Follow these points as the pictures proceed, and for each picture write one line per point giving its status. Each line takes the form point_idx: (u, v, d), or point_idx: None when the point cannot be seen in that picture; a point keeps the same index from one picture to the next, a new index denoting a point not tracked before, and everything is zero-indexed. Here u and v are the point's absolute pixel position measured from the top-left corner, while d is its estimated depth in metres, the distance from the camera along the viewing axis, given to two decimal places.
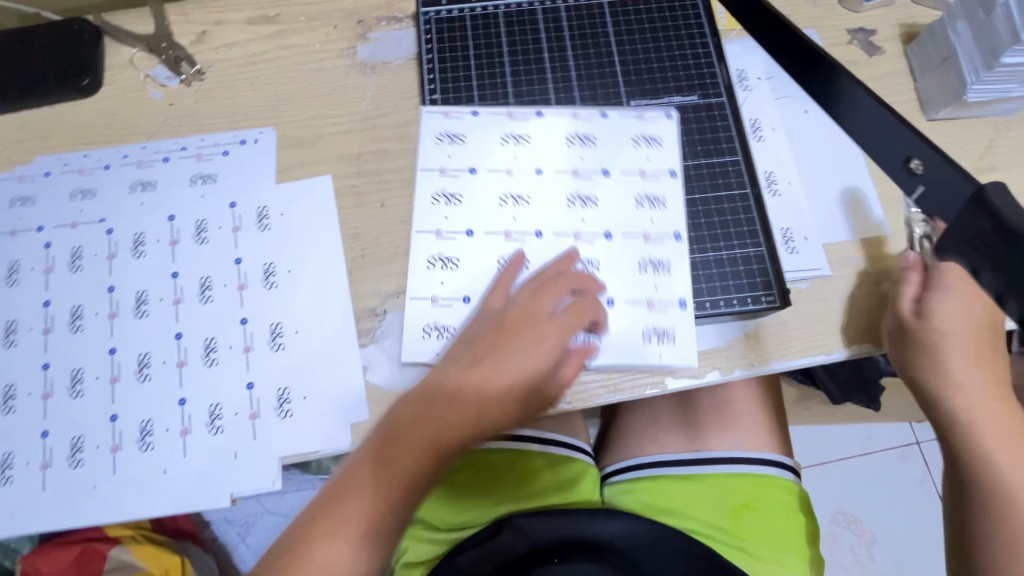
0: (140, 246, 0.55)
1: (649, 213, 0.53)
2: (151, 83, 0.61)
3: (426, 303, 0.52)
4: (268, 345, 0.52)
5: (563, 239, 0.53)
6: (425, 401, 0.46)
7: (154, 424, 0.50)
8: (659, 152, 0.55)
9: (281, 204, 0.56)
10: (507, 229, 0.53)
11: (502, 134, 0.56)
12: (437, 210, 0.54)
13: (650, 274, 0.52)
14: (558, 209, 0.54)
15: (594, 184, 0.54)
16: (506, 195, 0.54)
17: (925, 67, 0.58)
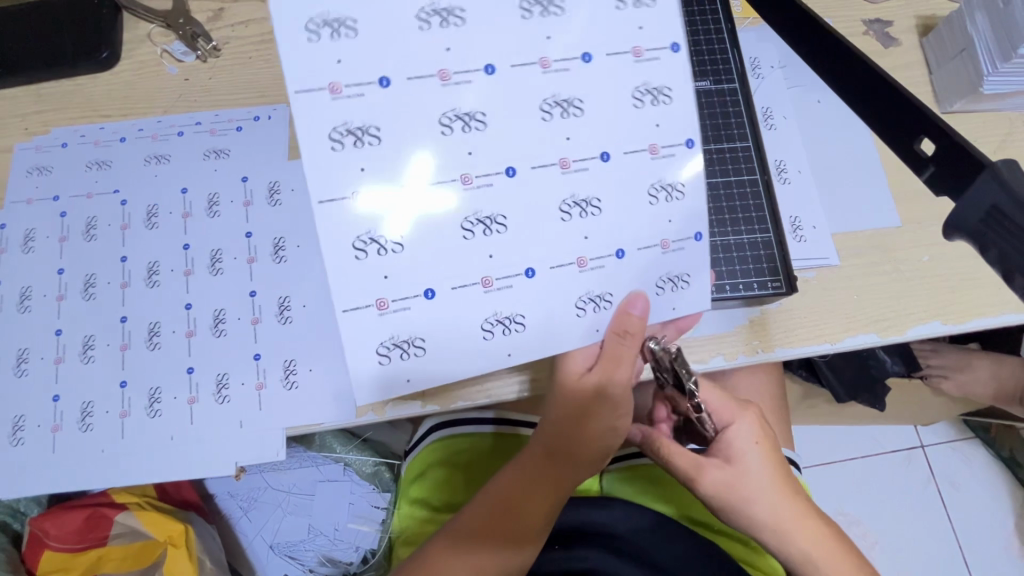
0: (153, 217, 0.56)
1: (652, 114, 0.41)
2: (168, 57, 0.61)
3: (372, 311, 0.39)
4: (276, 317, 0.53)
5: (547, 171, 0.41)
6: (526, 497, 0.50)
7: (162, 391, 0.51)
8: (652, 19, 0.41)
9: (292, 180, 0.57)
10: (462, 171, 0.40)
11: (417, 10, 0.38)
12: (343, 157, 0.38)
13: (663, 202, 0.42)
14: (525, 117, 0.40)
15: (575, 81, 0.41)
16: (447, 116, 0.39)
17: (941, 58, 0.57)
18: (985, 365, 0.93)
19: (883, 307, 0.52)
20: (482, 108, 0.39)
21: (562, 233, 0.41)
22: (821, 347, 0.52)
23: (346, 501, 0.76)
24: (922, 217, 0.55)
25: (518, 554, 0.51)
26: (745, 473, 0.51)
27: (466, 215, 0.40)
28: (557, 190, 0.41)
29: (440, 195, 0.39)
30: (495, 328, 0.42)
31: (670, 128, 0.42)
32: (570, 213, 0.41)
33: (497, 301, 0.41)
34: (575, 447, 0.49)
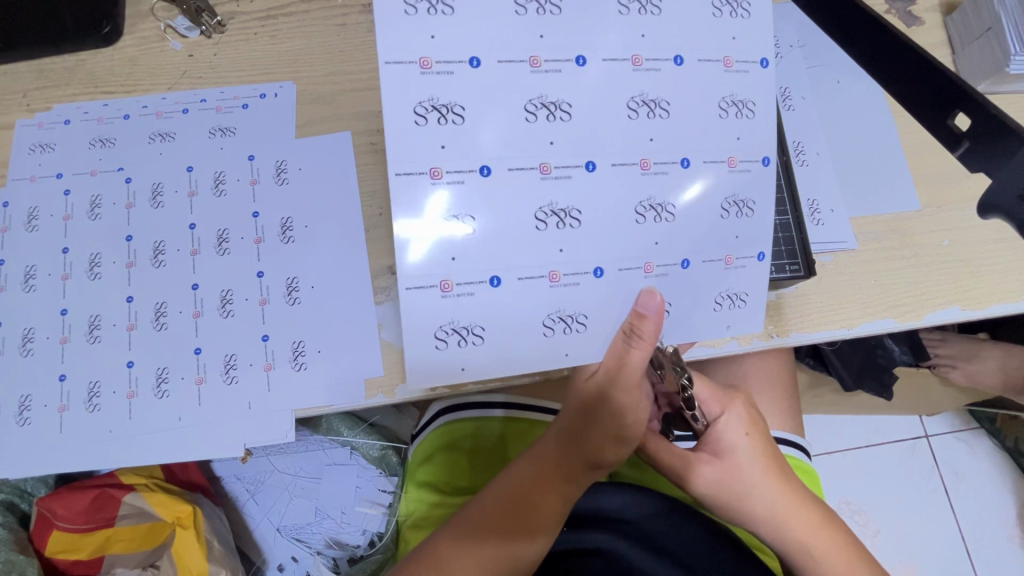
0: (158, 196, 0.55)
1: (736, 126, 0.42)
2: (171, 33, 0.60)
3: (435, 293, 0.39)
4: (284, 298, 0.52)
5: (627, 169, 0.41)
6: (535, 491, 0.49)
7: (169, 372, 0.50)
8: (745, 31, 0.42)
9: (300, 158, 0.56)
10: (541, 163, 0.40)
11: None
12: (428, 134, 0.38)
13: (732, 218, 0.43)
14: (613, 123, 0.40)
15: (665, 83, 0.41)
16: (532, 104, 0.39)
17: (966, 38, 0.56)
18: (995, 355, 0.92)
19: (897, 294, 0.51)
20: (569, 98, 0.40)
21: (637, 236, 0.42)
22: (838, 332, 0.51)
23: (352, 485, 0.76)
24: (941, 200, 0.53)
25: (527, 551, 0.49)
26: (734, 469, 0.51)
27: (542, 208, 0.40)
28: (636, 191, 0.41)
29: (518, 183, 0.39)
30: (554, 325, 0.42)
31: (748, 144, 0.43)
32: (644, 216, 0.42)
33: (561, 300, 0.41)
34: (593, 447, 0.48)
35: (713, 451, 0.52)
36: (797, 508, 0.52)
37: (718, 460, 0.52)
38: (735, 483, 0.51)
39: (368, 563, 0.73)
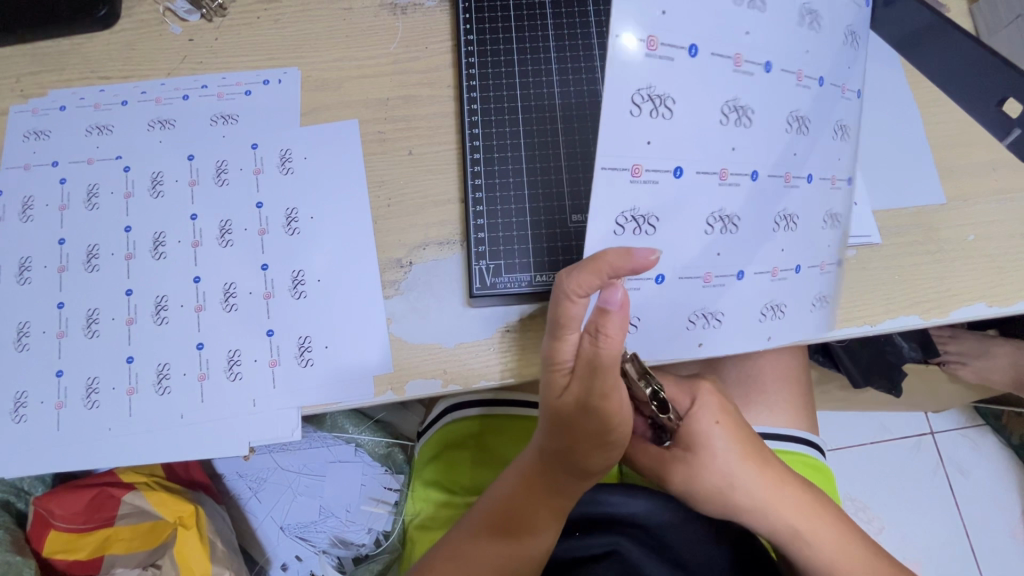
0: (158, 185, 0.53)
1: (796, 143, 0.41)
2: (171, 16, 0.58)
3: None
4: (290, 293, 0.50)
5: (776, 181, 0.41)
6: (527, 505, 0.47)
7: (170, 367, 0.48)
8: (817, 44, 0.40)
9: (305, 147, 0.54)
10: (723, 165, 0.39)
11: None
12: (639, 126, 0.36)
13: (828, 231, 0.45)
14: (706, 139, 0.38)
15: (756, 91, 0.38)
16: (728, 107, 0.38)
17: (993, 25, 0.54)
18: (1007, 351, 0.91)
19: (921, 291, 0.50)
20: (755, 105, 0.38)
21: (767, 241, 0.43)
22: (862, 329, 0.49)
23: (356, 482, 0.75)
24: (968, 193, 0.52)
25: (524, 561, 0.47)
26: (708, 471, 0.50)
27: (713, 213, 0.40)
28: (779, 201, 0.42)
29: (701, 186, 0.39)
30: (699, 320, 0.45)
31: (803, 160, 0.42)
32: (777, 225, 0.43)
33: (707, 298, 0.44)
34: (573, 457, 0.43)
35: (685, 450, 0.50)
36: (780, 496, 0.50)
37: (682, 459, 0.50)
38: (718, 479, 0.50)
39: (374, 563, 0.73)
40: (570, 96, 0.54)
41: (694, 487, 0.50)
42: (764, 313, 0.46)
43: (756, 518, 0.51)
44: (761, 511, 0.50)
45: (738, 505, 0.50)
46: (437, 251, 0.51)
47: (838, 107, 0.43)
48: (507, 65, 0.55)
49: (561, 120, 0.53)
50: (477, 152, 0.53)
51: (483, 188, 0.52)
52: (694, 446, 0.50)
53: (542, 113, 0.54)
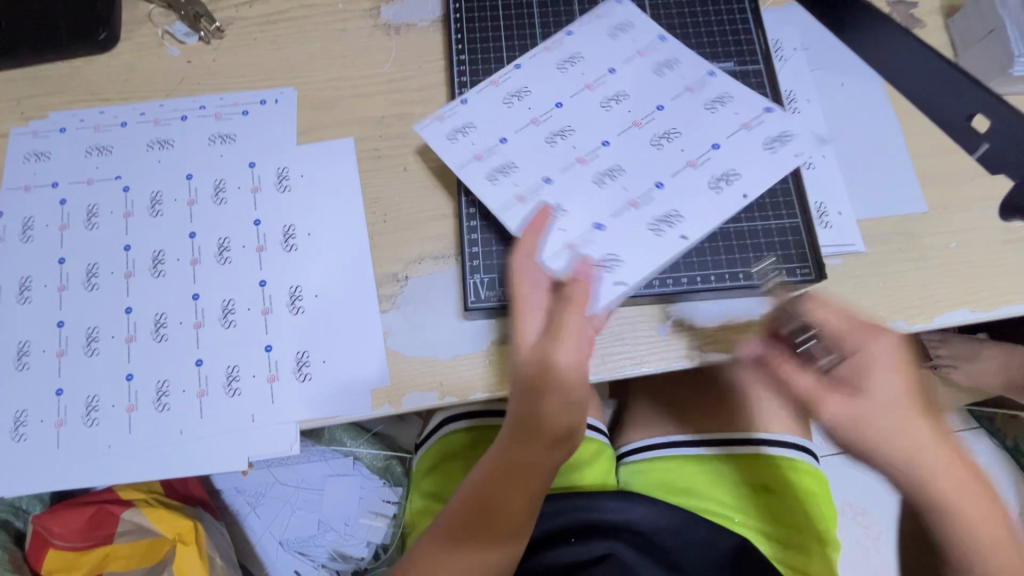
0: (157, 205, 0.54)
1: (734, 188, 0.50)
2: (169, 39, 0.60)
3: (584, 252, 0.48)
4: (287, 308, 0.51)
5: (713, 178, 0.50)
6: (499, 495, 0.46)
7: (170, 384, 0.49)
8: (756, 133, 0.52)
9: (301, 164, 0.55)
10: (672, 159, 0.51)
11: (654, 66, 0.55)
12: (590, 149, 0.52)
13: (733, 190, 0.50)
14: (641, 151, 0.52)
15: (682, 121, 0.52)
16: (657, 138, 0.52)
17: (967, 39, 0.56)
18: (998, 354, 0.92)
19: (907, 297, 0.51)
20: (680, 129, 0.52)
21: (713, 202, 0.50)
22: None
23: (355, 496, 0.75)
24: (950, 201, 0.53)
25: (500, 554, 0.46)
26: (876, 419, 0.42)
27: (657, 212, 0.49)
28: (673, 170, 0.51)
29: (644, 173, 0.51)
30: (609, 259, 0.48)
31: (749, 155, 0.51)
32: (719, 187, 0.50)
33: (670, 243, 0.49)
34: (543, 430, 0.44)
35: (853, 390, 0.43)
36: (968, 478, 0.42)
37: (855, 411, 0.42)
38: (895, 436, 0.42)
39: None
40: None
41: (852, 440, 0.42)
42: (671, 282, 0.50)
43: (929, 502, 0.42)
44: (918, 486, 0.42)
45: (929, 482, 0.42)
46: (433, 265, 0.52)
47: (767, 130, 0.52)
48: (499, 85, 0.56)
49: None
50: None
51: (477, 203, 0.53)
52: (866, 392, 0.43)
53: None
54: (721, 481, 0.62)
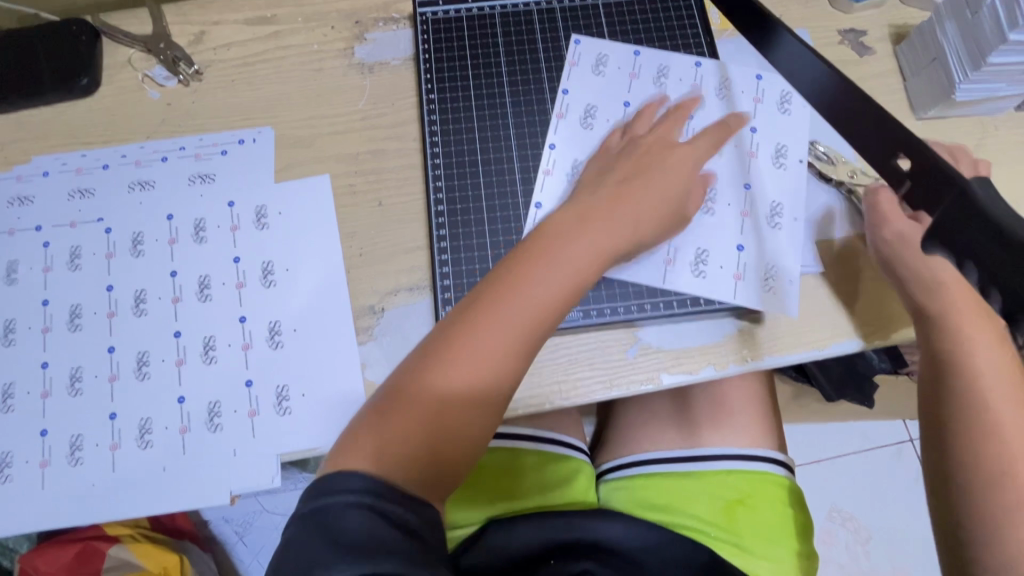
0: (139, 244, 0.55)
1: (791, 161, 0.57)
2: (149, 82, 0.61)
3: (676, 269, 0.54)
4: (267, 343, 0.52)
5: (767, 167, 0.56)
6: (485, 325, 0.45)
7: (152, 422, 0.50)
8: (764, 109, 0.58)
9: (279, 202, 0.57)
10: (738, 171, 0.56)
11: (652, 79, 0.60)
12: None
13: (787, 161, 0.57)
14: (707, 168, 0.56)
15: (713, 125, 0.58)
16: (712, 148, 0.57)
17: (914, 66, 0.59)
18: None
19: (864, 315, 0.53)
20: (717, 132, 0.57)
21: (790, 177, 0.56)
22: (812, 354, 0.52)
23: None
24: None
25: (467, 373, 0.44)
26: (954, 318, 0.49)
27: (737, 200, 0.55)
28: (746, 171, 0.56)
29: (719, 183, 0.56)
30: (700, 271, 0.53)
31: (771, 142, 0.57)
32: (780, 164, 0.57)
33: (774, 261, 0.53)
34: (536, 263, 0.47)
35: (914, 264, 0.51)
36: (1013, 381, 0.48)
37: (911, 268, 0.51)
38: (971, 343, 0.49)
39: None
40: (527, 147, 0.58)
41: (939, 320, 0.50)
42: (673, 304, 0.53)
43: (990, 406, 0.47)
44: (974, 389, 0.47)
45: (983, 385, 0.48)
46: (408, 296, 0.54)
47: (776, 120, 0.58)
48: (467, 121, 0.59)
49: (518, 170, 0.57)
50: (441, 204, 0.56)
51: (447, 237, 0.55)
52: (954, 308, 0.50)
53: (500, 165, 0.58)
54: (695, 495, 0.63)
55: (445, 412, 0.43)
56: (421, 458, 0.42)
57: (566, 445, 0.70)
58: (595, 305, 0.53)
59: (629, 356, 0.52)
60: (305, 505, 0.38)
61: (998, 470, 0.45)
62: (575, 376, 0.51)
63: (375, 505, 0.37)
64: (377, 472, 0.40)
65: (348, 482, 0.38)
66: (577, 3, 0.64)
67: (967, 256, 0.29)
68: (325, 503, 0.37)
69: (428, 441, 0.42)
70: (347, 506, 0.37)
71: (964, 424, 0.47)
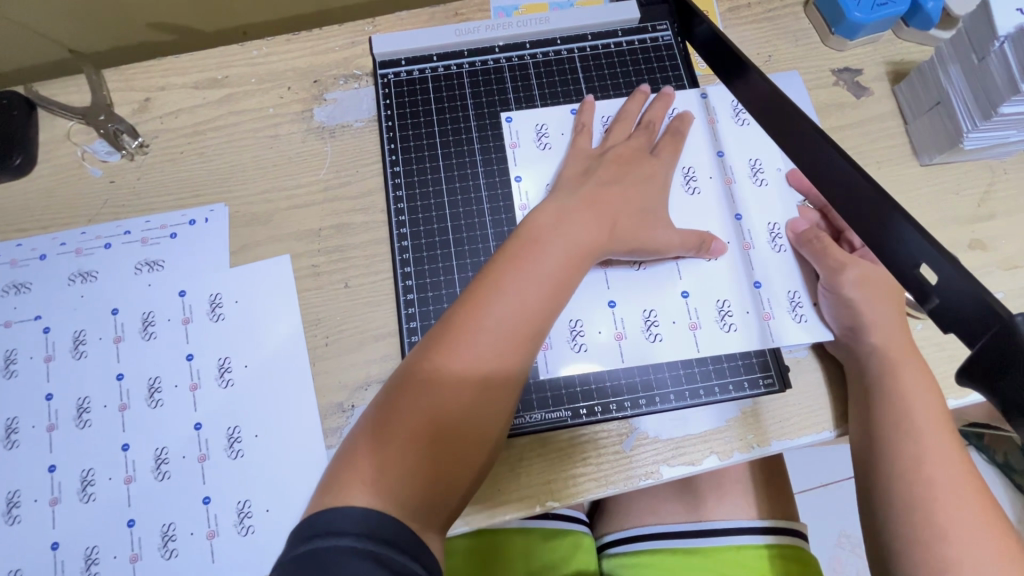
0: (80, 345, 0.50)
1: (765, 173, 0.55)
2: (90, 158, 0.56)
3: (690, 322, 0.50)
4: (225, 452, 0.47)
5: (750, 187, 0.55)
6: (489, 302, 0.42)
7: (99, 551, 0.45)
8: (727, 127, 0.56)
9: (236, 289, 0.52)
10: (728, 202, 0.54)
11: (600, 118, 0.57)
12: None
13: (761, 174, 0.55)
14: (705, 205, 0.54)
15: (691, 157, 0.55)
16: (694, 182, 0.54)
17: (916, 109, 0.55)
18: None
19: None
20: (690, 164, 0.55)
21: (770, 191, 0.55)
22: (820, 436, 0.48)
23: None
24: None
25: (477, 356, 0.40)
26: (911, 387, 0.45)
27: (736, 228, 0.53)
28: (737, 198, 0.54)
29: (722, 220, 0.54)
30: (729, 325, 0.50)
31: (744, 163, 0.56)
32: (760, 177, 0.55)
33: (793, 283, 0.52)
34: (537, 236, 0.45)
35: (883, 314, 0.48)
36: (950, 446, 0.43)
37: (880, 320, 0.47)
38: (914, 411, 0.44)
39: None
40: (502, 221, 0.54)
41: (901, 382, 0.45)
42: (670, 397, 0.49)
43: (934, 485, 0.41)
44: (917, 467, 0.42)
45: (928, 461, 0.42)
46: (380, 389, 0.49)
47: (741, 141, 0.56)
48: (436, 194, 0.55)
49: (493, 248, 0.53)
50: (412, 291, 0.52)
51: (418, 330, 0.51)
52: (897, 369, 0.46)
53: (474, 243, 0.54)
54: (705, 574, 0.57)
55: (457, 403, 0.39)
56: (420, 471, 0.37)
57: (565, 517, 0.65)
58: (584, 401, 0.48)
59: (625, 449, 0.47)
60: (294, 549, 0.33)
61: (939, 556, 0.39)
62: (568, 472, 0.47)
63: (372, 548, 0.33)
64: (373, 501, 0.36)
65: (344, 521, 0.34)
66: (551, 55, 0.60)
67: (1009, 404, 0.25)
68: (318, 543, 0.33)
69: (429, 451, 0.38)
70: (343, 550, 0.32)
71: (895, 497, 0.42)
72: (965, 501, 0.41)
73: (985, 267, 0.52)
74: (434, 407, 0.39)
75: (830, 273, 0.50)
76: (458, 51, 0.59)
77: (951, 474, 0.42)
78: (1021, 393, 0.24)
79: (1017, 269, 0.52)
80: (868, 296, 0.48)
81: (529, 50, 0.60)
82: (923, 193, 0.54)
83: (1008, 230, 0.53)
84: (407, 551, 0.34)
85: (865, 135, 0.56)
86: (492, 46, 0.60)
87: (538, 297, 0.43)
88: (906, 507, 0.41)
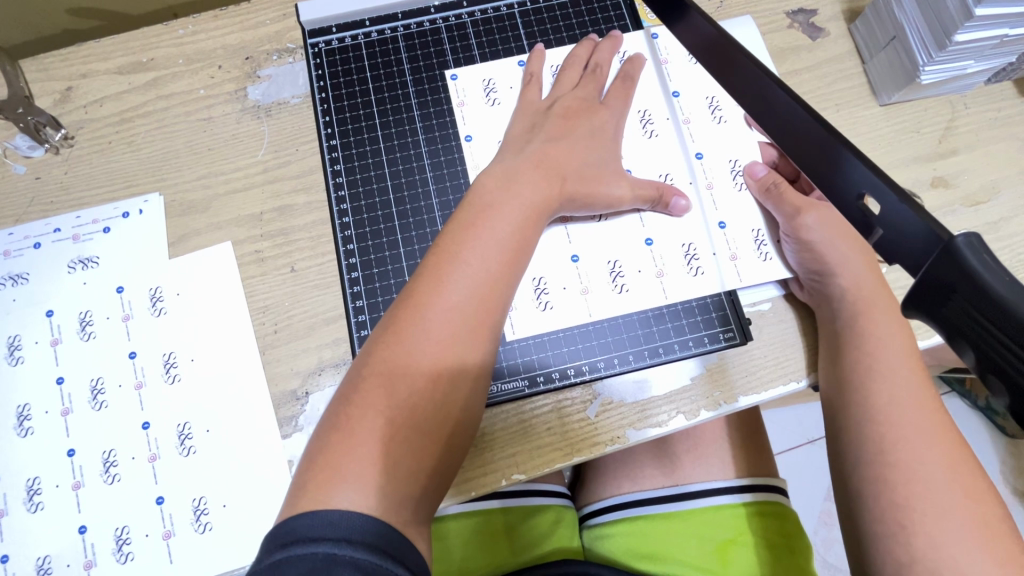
0: (16, 350, 0.48)
1: (721, 113, 0.53)
2: (12, 155, 0.53)
3: (653, 272, 0.49)
4: (176, 450, 0.46)
5: (706, 128, 0.53)
6: (446, 272, 0.40)
7: (52, 560, 0.43)
8: (678, 68, 0.54)
9: (176, 281, 0.50)
10: (685, 144, 0.52)
11: (547, 67, 0.54)
12: None
13: (716, 113, 0.53)
14: (661, 149, 0.52)
15: (643, 101, 0.53)
16: (649, 126, 0.53)
17: (872, 46, 0.53)
18: None
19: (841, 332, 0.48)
20: (644, 108, 0.53)
21: (727, 130, 0.53)
22: (789, 388, 0.47)
23: None
24: None
25: (438, 326, 0.38)
26: (880, 328, 0.44)
27: (694, 171, 0.52)
28: (694, 138, 0.53)
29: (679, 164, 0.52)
30: (695, 268, 0.49)
31: (698, 103, 0.54)
32: (716, 116, 0.53)
33: (756, 222, 0.51)
34: (490, 199, 0.43)
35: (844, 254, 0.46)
36: (919, 386, 0.42)
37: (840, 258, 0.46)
38: (882, 351, 0.43)
39: None
40: (446, 190, 0.52)
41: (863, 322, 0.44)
42: (630, 357, 0.48)
43: (903, 425, 0.40)
44: (889, 409, 0.41)
45: (898, 402, 0.41)
46: (335, 373, 0.47)
47: (693, 82, 0.54)
48: (377, 167, 0.53)
49: (440, 220, 0.51)
50: (356, 270, 0.50)
51: (366, 309, 0.49)
52: (865, 310, 0.45)
53: (419, 216, 0.51)
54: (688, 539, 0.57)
55: (423, 376, 0.38)
56: (395, 452, 0.36)
57: (544, 491, 0.64)
58: (541, 370, 0.47)
59: (590, 416, 0.46)
60: (264, 560, 0.30)
61: (906, 496, 0.38)
62: (534, 444, 0.45)
63: (349, 554, 0.30)
64: (351, 498, 0.33)
65: (317, 525, 0.31)
66: (491, 13, 0.57)
67: (954, 331, 0.23)
68: (295, 551, 0.30)
69: (400, 430, 0.36)
70: (318, 559, 0.30)
71: (865, 443, 0.41)
72: (933, 440, 0.40)
73: (948, 206, 0.51)
74: (401, 383, 0.37)
75: (785, 213, 0.48)
76: (392, 14, 0.57)
77: (920, 415, 0.41)
78: (961, 315, 0.23)
79: (980, 204, 0.51)
80: (831, 237, 0.47)
81: (467, 8, 0.57)
82: (884, 135, 0.53)
83: (970, 165, 0.52)
84: (390, 555, 0.31)
85: (822, 77, 0.54)
86: (427, 7, 0.57)
87: (497, 258, 0.41)
88: (875, 449, 0.41)
